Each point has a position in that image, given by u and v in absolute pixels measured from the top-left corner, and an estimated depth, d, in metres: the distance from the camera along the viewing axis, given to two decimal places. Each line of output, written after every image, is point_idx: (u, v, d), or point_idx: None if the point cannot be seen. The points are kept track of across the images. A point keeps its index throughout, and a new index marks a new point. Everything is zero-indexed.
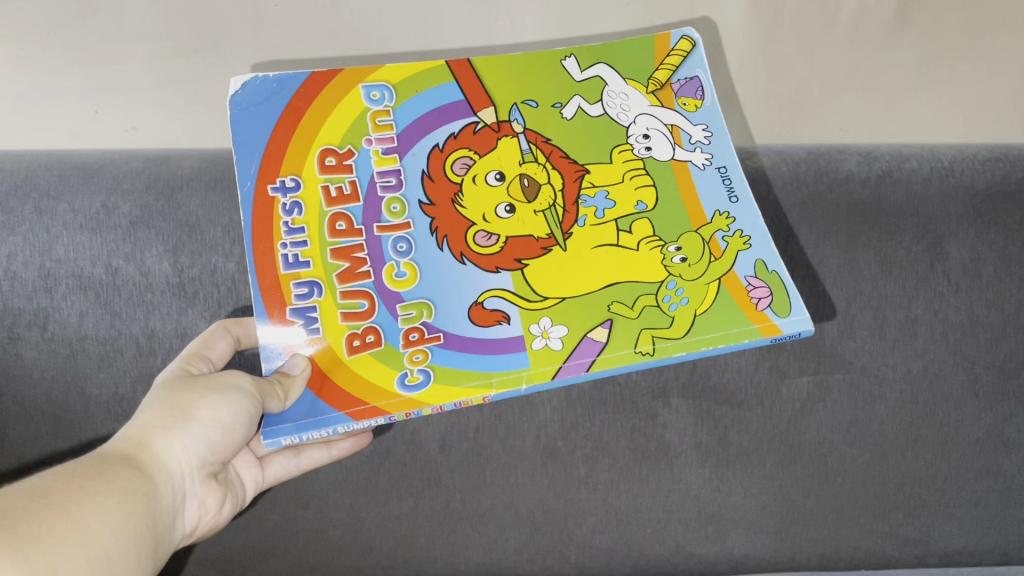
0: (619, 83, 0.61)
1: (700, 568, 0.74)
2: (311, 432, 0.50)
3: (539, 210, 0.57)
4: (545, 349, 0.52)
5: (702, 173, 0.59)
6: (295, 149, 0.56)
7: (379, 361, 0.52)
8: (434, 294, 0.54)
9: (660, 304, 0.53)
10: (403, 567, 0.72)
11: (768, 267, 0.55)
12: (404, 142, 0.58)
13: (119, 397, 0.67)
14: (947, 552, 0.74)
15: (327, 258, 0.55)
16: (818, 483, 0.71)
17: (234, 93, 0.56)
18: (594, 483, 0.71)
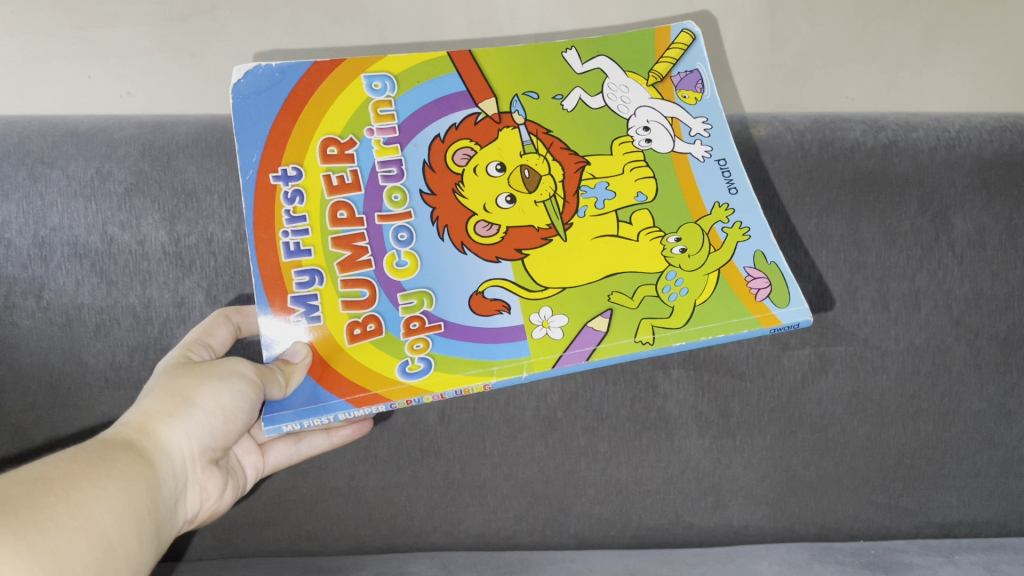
0: (619, 76, 0.61)
1: (699, 539, 0.74)
2: (311, 419, 0.49)
3: (540, 200, 0.56)
4: (545, 338, 0.52)
5: (702, 166, 0.58)
6: (297, 139, 0.56)
7: (380, 349, 0.52)
8: (434, 282, 0.54)
9: (660, 294, 0.53)
10: (403, 536, 0.72)
11: (767, 258, 0.54)
12: (405, 132, 0.57)
13: (116, 365, 0.67)
14: (947, 524, 0.74)
15: (329, 246, 0.54)
16: (819, 455, 0.71)
17: (237, 82, 0.56)
18: (593, 453, 0.71)
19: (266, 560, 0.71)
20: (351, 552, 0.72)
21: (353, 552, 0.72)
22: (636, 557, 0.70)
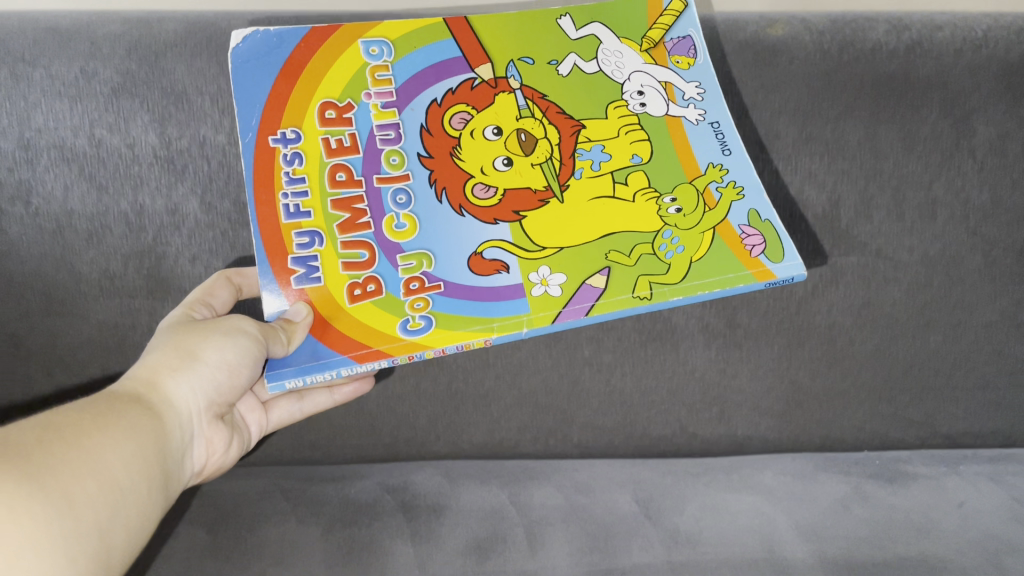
0: (613, 42, 0.59)
1: (703, 449, 0.74)
2: (314, 375, 0.48)
3: (537, 162, 0.55)
4: (544, 296, 0.51)
5: (696, 128, 0.57)
6: (295, 101, 0.53)
7: (381, 309, 0.51)
8: (433, 244, 0.52)
9: (656, 252, 0.52)
10: (406, 446, 0.72)
11: (762, 216, 0.53)
12: (403, 95, 0.54)
13: (111, 274, 0.66)
14: (951, 434, 0.73)
15: (329, 208, 0.52)
16: (826, 366, 0.71)
17: (235, 47, 0.52)
18: (597, 364, 0.70)
19: (269, 469, 0.71)
20: (354, 461, 0.72)
21: (356, 462, 0.72)
22: (640, 466, 0.69)
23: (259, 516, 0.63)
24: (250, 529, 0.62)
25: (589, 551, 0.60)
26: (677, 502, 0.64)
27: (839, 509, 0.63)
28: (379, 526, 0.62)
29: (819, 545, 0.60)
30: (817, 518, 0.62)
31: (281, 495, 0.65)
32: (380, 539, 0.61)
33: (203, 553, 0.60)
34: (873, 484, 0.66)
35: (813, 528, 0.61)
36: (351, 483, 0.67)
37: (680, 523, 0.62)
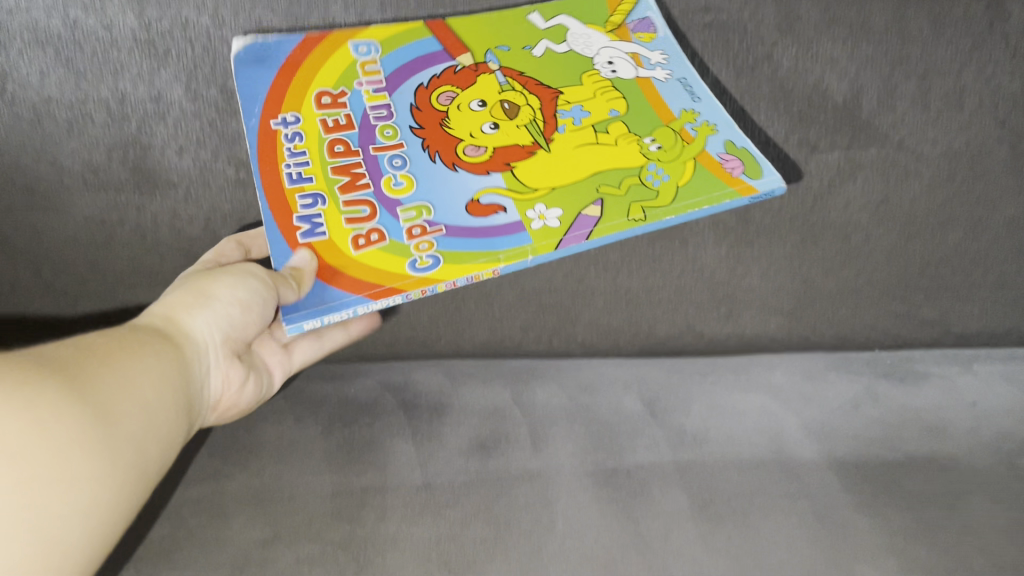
0: (580, 28, 0.66)
1: (710, 348, 0.71)
2: (329, 316, 0.50)
3: (522, 124, 0.60)
4: (544, 227, 0.54)
5: (665, 84, 0.63)
6: (295, 90, 0.59)
7: (387, 253, 0.53)
8: (432, 197, 0.55)
9: (645, 182, 0.56)
10: (406, 346, 0.70)
11: (737, 144, 0.58)
12: (391, 83, 0.61)
13: (94, 166, 0.61)
14: (966, 334, 0.71)
15: (329, 173, 0.56)
16: (840, 264, 0.68)
17: (235, 53, 0.60)
18: (603, 262, 0.67)
19: None
20: (352, 360, 0.70)
21: (356, 361, 0.70)
22: (646, 366, 0.68)
23: (256, 415, 0.62)
24: (248, 430, 0.60)
25: (593, 450, 0.59)
26: (683, 402, 0.63)
27: (848, 409, 0.62)
28: (379, 425, 0.61)
29: (828, 446, 0.58)
30: (827, 418, 0.61)
31: (280, 395, 0.64)
32: (380, 438, 0.60)
33: (203, 450, 0.59)
34: (884, 384, 0.64)
35: (821, 429, 0.60)
36: (350, 382, 0.65)
37: (687, 423, 0.61)
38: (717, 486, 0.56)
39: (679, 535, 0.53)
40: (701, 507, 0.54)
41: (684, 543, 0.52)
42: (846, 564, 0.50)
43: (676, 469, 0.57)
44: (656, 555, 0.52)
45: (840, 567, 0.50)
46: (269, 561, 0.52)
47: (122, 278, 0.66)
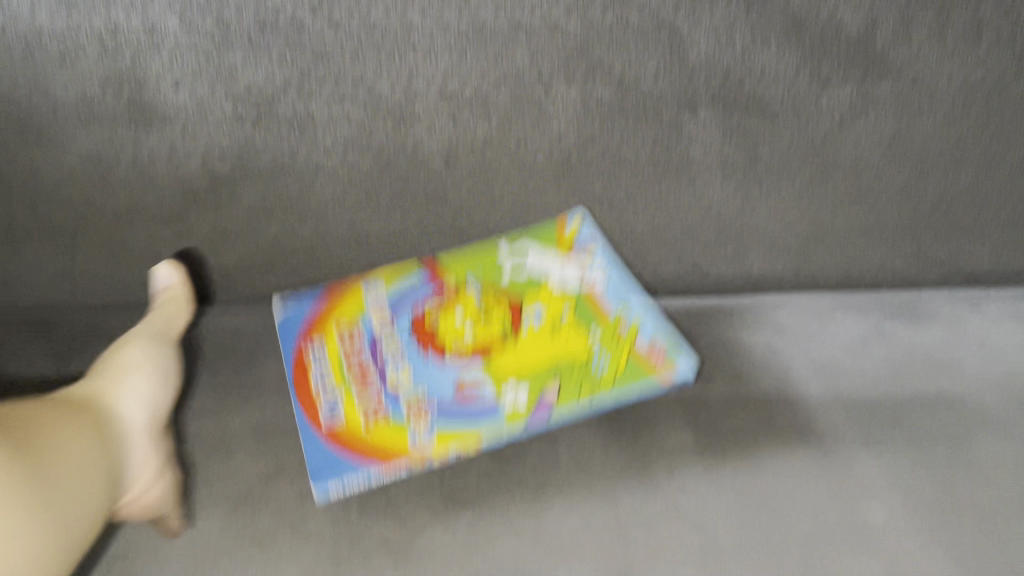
0: (538, 255, 0.68)
1: (716, 286, 0.71)
2: (353, 480, 0.52)
3: (494, 317, 0.64)
4: (512, 403, 0.56)
5: (607, 296, 0.67)
6: (324, 322, 0.63)
7: (395, 429, 0.55)
8: (426, 381, 0.59)
9: (588, 347, 0.62)
10: None
11: (653, 333, 0.63)
12: (392, 312, 0.65)
13: (89, 101, 0.58)
14: (975, 273, 0.71)
15: (346, 370, 0.60)
16: (850, 202, 0.67)
17: (278, 309, 0.64)
18: (609, 200, 0.66)
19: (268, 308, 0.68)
20: None
21: None
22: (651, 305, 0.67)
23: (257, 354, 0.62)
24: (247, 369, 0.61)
25: None
26: (688, 339, 0.63)
27: (856, 347, 0.61)
28: None
29: (834, 383, 0.58)
30: (834, 356, 0.60)
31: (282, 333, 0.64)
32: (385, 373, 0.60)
33: None
34: (892, 322, 0.64)
35: (828, 367, 0.60)
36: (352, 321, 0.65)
37: (692, 360, 0.61)
38: (722, 423, 0.55)
39: (685, 472, 0.53)
40: (704, 444, 0.54)
41: (689, 479, 0.52)
42: (853, 499, 0.51)
43: (681, 405, 0.57)
44: (661, 491, 0.52)
45: (848, 503, 0.50)
46: (273, 498, 0.52)
47: (121, 215, 0.63)
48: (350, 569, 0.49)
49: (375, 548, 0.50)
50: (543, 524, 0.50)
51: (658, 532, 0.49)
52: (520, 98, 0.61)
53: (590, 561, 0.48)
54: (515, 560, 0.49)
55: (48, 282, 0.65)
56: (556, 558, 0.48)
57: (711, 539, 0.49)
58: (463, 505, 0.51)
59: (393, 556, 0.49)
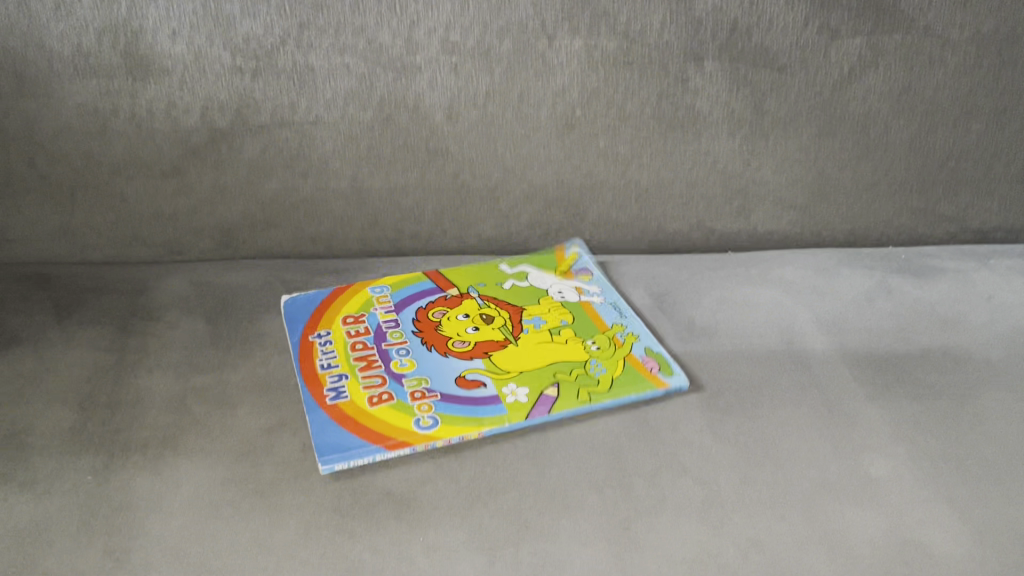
0: (540, 274, 0.64)
1: (721, 246, 0.70)
2: (358, 459, 0.47)
3: (495, 325, 0.58)
4: (514, 401, 0.51)
5: (602, 308, 0.60)
6: (328, 315, 0.59)
7: (400, 411, 0.50)
8: (430, 371, 0.53)
9: (588, 371, 0.54)
10: (411, 244, 0.67)
11: (654, 349, 0.56)
12: (400, 304, 0.60)
13: (85, 51, 0.58)
14: (983, 230, 0.69)
15: (352, 360, 0.54)
16: (858, 157, 0.66)
17: (288, 299, 0.61)
18: (613, 155, 0.65)
19: (269, 264, 0.66)
20: (354, 258, 0.67)
21: (358, 259, 0.68)
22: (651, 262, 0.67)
23: (259, 308, 0.60)
24: (250, 321, 0.59)
25: None
26: (693, 295, 0.62)
27: (862, 302, 0.61)
28: None
29: (840, 338, 0.57)
30: (838, 310, 0.60)
31: (282, 288, 0.63)
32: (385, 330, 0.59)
33: (204, 341, 0.57)
34: (897, 279, 0.63)
35: (834, 321, 0.59)
36: (354, 278, 0.64)
37: (696, 315, 0.60)
38: (728, 375, 0.54)
39: (688, 424, 0.50)
40: (709, 397, 0.52)
41: (692, 432, 0.50)
42: (856, 454, 0.48)
43: (687, 358, 0.56)
44: (662, 443, 0.49)
45: (850, 459, 0.48)
46: (273, 448, 0.48)
47: (119, 168, 0.62)
48: (345, 517, 0.44)
49: (373, 495, 0.46)
50: (543, 476, 0.47)
51: (660, 484, 0.47)
52: (523, 49, 0.60)
53: (590, 510, 0.45)
54: (512, 508, 0.45)
55: (48, 238, 0.64)
56: (554, 507, 0.45)
57: (715, 491, 0.46)
58: (462, 454, 0.48)
59: (394, 504, 0.45)
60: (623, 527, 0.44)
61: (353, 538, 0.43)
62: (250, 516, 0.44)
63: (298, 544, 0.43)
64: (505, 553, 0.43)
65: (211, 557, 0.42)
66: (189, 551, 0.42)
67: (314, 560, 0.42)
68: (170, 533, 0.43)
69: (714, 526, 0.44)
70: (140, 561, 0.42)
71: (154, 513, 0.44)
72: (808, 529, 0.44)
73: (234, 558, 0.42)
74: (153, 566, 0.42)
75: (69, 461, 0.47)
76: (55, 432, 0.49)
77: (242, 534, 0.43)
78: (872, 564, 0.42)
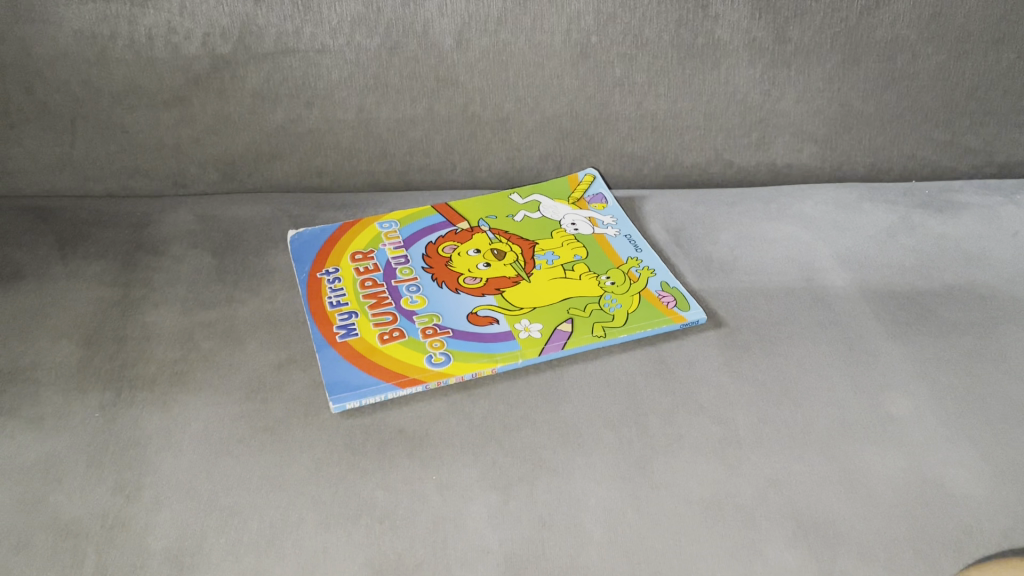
0: (551, 203, 0.62)
1: (738, 179, 0.68)
2: (370, 396, 0.46)
3: (507, 260, 0.57)
4: (527, 337, 0.50)
5: (617, 240, 0.59)
6: (336, 251, 0.57)
7: (412, 348, 0.49)
8: (442, 307, 0.52)
9: (602, 306, 0.53)
10: (420, 177, 0.66)
11: (671, 284, 0.55)
12: (409, 240, 0.58)
13: None
14: (1009, 165, 0.67)
15: (361, 297, 0.53)
16: (883, 86, 0.63)
17: (295, 232, 0.59)
18: (629, 85, 0.62)
19: (276, 196, 0.64)
20: (362, 191, 0.66)
21: (366, 191, 0.66)
22: (667, 196, 0.65)
23: (267, 242, 0.59)
24: (257, 256, 0.57)
25: None
26: (710, 231, 0.60)
27: (884, 238, 0.59)
28: None
29: (861, 275, 0.56)
30: (860, 246, 0.58)
31: (289, 222, 0.61)
32: None
33: (211, 276, 0.55)
34: (921, 214, 0.61)
35: (854, 258, 0.57)
36: (363, 211, 0.62)
37: (714, 252, 0.58)
38: (746, 314, 0.53)
39: (704, 363, 0.49)
40: (727, 335, 0.51)
41: (708, 370, 0.49)
42: (876, 393, 0.47)
43: (705, 295, 0.55)
44: (678, 381, 0.48)
45: (869, 397, 0.47)
46: (284, 384, 0.48)
47: (120, 98, 0.60)
48: (357, 455, 0.44)
49: (386, 433, 0.45)
50: (557, 414, 0.46)
51: (676, 423, 0.46)
52: None
53: (605, 449, 0.44)
54: (526, 447, 0.44)
55: (49, 169, 0.62)
56: (568, 445, 0.44)
57: (732, 431, 0.45)
58: (475, 392, 0.47)
59: (406, 442, 0.44)
60: (638, 466, 0.43)
61: (365, 476, 0.43)
62: (261, 453, 0.44)
63: (310, 482, 0.42)
64: (519, 492, 0.42)
65: (222, 493, 0.42)
66: (200, 487, 0.42)
67: (326, 498, 0.42)
68: (181, 470, 0.43)
69: (730, 466, 0.44)
70: (151, 498, 0.42)
71: (164, 449, 0.44)
72: (826, 469, 0.43)
73: (245, 496, 0.42)
74: (164, 503, 0.41)
75: (77, 397, 0.46)
76: (61, 368, 0.48)
77: (254, 471, 0.43)
78: (891, 504, 0.42)
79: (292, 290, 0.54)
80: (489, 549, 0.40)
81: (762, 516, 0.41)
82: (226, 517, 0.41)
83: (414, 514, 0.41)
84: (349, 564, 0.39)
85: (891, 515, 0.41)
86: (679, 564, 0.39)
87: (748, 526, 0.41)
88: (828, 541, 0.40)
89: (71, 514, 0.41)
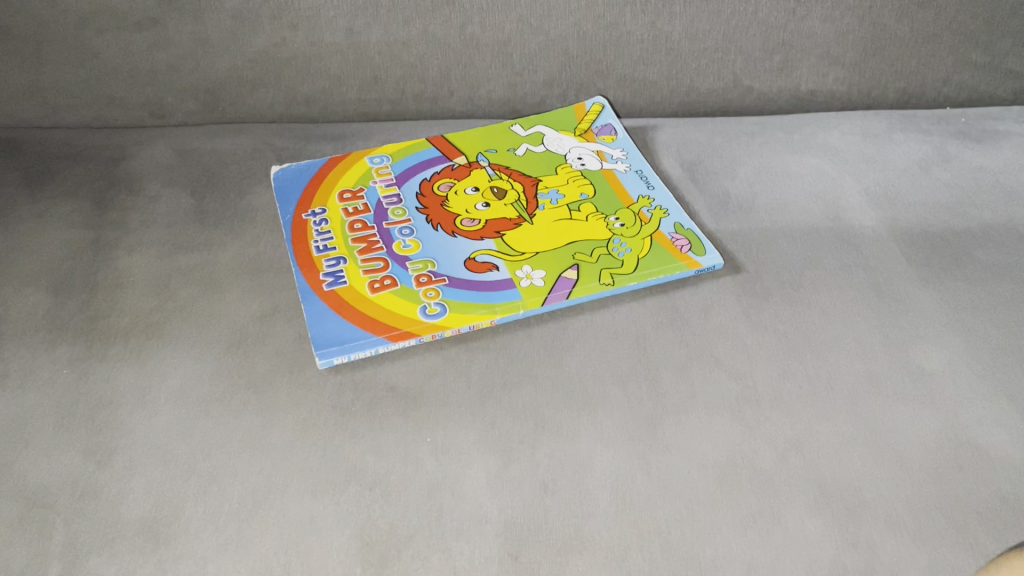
0: (556, 136, 0.58)
1: (758, 105, 0.63)
2: (358, 351, 0.43)
3: (508, 201, 0.52)
4: (528, 286, 0.46)
5: (627, 176, 0.55)
6: (323, 189, 0.53)
7: (405, 298, 0.46)
8: (437, 253, 0.48)
9: (611, 251, 0.49)
10: (415, 105, 0.61)
11: (685, 225, 0.51)
12: (402, 178, 0.54)
13: None
14: None
15: (350, 241, 0.49)
16: (919, 3, 0.58)
17: (279, 168, 0.55)
18: (641, 4, 0.57)
19: (260, 126, 0.60)
20: (354, 121, 0.61)
21: (357, 121, 0.61)
22: (682, 125, 0.60)
23: (250, 178, 0.55)
24: (240, 194, 0.53)
25: None
26: (728, 165, 0.56)
27: (917, 172, 0.55)
28: None
29: (891, 213, 0.52)
30: (890, 181, 0.54)
31: (274, 155, 0.57)
32: None
33: (190, 216, 0.52)
34: (957, 145, 0.57)
35: (884, 194, 0.53)
36: (353, 143, 0.58)
37: (732, 188, 0.54)
38: (766, 257, 0.49)
39: (721, 312, 0.46)
40: (745, 281, 0.48)
41: (725, 320, 0.45)
42: (907, 344, 0.44)
43: (722, 236, 0.51)
44: (693, 333, 0.45)
45: (899, 349, 0.44)
46: (267, 337, 0.44)
47: (87, 20, 0.55)
48: (346, 415, 0.41)
49: (377, 391, 0.42)
50: (562, 369, 0.43)
51: (689, 378, 0.42)
52: None
53: (613, 408, 0.41)
54: (528, 406, 0.41)
55: (16, 98, 0.58)
56: (572, 404, 0.41)
57: (749, 387, 0.42)
58: (473, 345, 0.44)
59: (399, 401, 0.41)
60: (649, 426, 0.40)
61: (355, 438, 0.40)
62: (243, 413, 0.41)
63: (296, 444, 0.39)
64: (521, 455, 0.39)
65: (200, 457, 0.39)
66: (176, 451, 0.39)
67: (312, 462, 0.39)
68: (156, 432, 0.40)
69: (748, 426, 0.40)
70: (124, 463, 0.39)
71: (137, 410, 0.41)
72: (851, 430, 0.40)
73: (225, 460, 0.39)
74: (139, 468, 0.38)
75: (45, 351, 0.43)
76: (28, 318, 0.45)
77: (235, 431, 0.40)
78: (922, 468, 0.39)
79: (275, 232, 0.51)
80: (487, 518, 0.37)
81: (783, 482, 0.38)
82: (204, 484, 0.38)
83: (406, 481, 0.38)
84: (336, 535, 0.36)
85: (922, 482, 0.38)
86: (692, 535, 0.36)
87: (767, 493, 0.38)
88: (853, 509, 0.37)
89: (37, 482, 0.38)
